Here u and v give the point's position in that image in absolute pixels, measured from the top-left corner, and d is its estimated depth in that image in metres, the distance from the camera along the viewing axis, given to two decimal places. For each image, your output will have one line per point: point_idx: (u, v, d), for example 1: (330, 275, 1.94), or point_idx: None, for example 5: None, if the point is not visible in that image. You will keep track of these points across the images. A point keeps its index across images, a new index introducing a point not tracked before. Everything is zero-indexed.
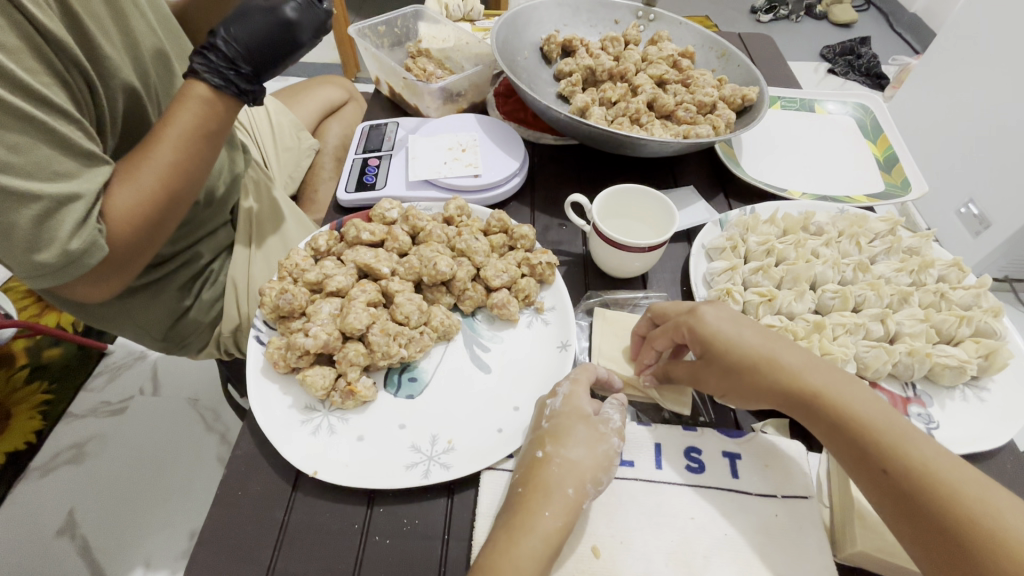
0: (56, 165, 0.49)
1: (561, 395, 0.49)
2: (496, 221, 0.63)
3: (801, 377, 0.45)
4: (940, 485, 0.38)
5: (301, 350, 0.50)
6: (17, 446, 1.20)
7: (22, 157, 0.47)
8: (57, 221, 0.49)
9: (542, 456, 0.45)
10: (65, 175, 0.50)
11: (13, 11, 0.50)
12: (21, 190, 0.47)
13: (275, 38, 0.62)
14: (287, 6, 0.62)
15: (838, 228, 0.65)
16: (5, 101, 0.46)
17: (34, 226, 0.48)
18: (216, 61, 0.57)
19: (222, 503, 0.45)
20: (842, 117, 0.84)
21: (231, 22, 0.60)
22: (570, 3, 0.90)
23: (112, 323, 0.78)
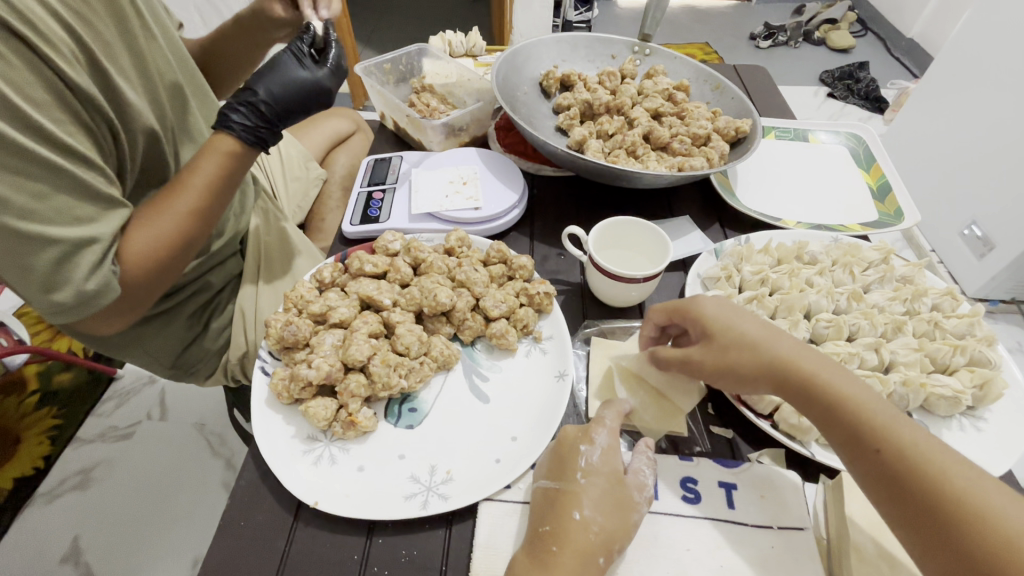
0: (74, 211, 0.53)
1: (602, 450, 0.47)
2: (496, 252, 0.65)
3: (799, 361, 0.46)
4: (928, 466, 0.38)
5: (303, 382, 0.51)
6: (25, 472, 1.22)
7: (45, 204, 0.50)
8: (72, 266, 0.52)
9: (579, 518, 0.43)
10: (83, 220, 0.53)
11: (43, 68, 0.53)
12: (44, 236, 0.50)
13: (305, 97, 0.68)
14: (319, 74, 0.70)
15: (831, 257, 0.66)
16: (35, 154, 0.49)
17: (52, 269, 0.51)
18: (254, 120, 0.64)
19: (226, 532, 0.46)
20: (834, 147, 0.86)
21: (267, 81, 0.66)
22: (568, 40, 0.94)
23: (120, 352, 0.79)
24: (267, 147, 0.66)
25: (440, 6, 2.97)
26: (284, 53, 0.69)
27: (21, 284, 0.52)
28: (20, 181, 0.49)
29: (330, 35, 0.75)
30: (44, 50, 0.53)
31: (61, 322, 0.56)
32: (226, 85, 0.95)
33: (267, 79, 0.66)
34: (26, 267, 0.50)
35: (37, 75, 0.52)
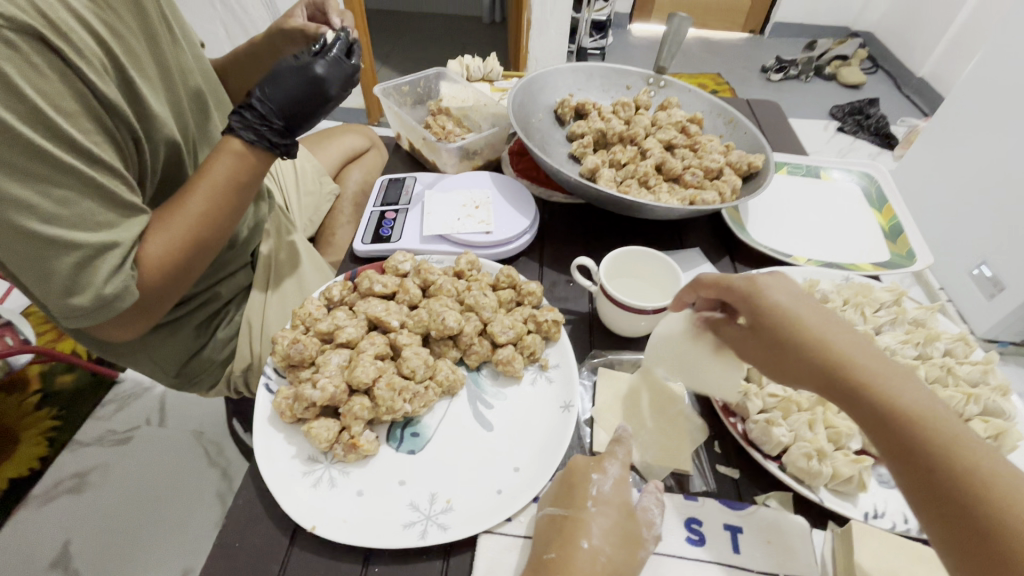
0: (97, 217, 0.57)
1: (610, 481, 0.47)
2: (505, 277, 0.65)
3: (856, 355, 0.42)
4: (991, 490, 0.33)
5: (307, 402, 0.51)
6: (21, 472, 1.25)
7: (68, 210, 0.54)
8: (94, 268, 0.57)
9: (587, 548, 0.42)
10: (104, 226, 0.58)
11: (75, 79, 0.55)
12: (69, 240, 0.54)
13: (305, 92, 0.69)
14: (316, 64, 0.70)
15: (843, 296, 0.66)
16: (62, 162, 0.53)
17: (74, 271, 0.55)
18: (252, 119, 0.67)
19: (221, 553, 0.46)
20: (846, 184, 0.86)
21: (266, 82, 0.68)
22: (584, 69, 0.95)
23: (125, 358, 0.79)
24: (278, 144, 0.69)
25: (458, 29, 3.06)
26: (287, 58, 0.72)
27: (43, 287, 0.56)
28: (48, 188, 0.52)
29: (340, 36, 0.75)
30: (76, 62, 0.55)
31: (76, 325, 0.61)
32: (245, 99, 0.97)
33: (266, 80, 0.69)
34: (51, 270, 0.54)
35: (69, 86, 0.54)
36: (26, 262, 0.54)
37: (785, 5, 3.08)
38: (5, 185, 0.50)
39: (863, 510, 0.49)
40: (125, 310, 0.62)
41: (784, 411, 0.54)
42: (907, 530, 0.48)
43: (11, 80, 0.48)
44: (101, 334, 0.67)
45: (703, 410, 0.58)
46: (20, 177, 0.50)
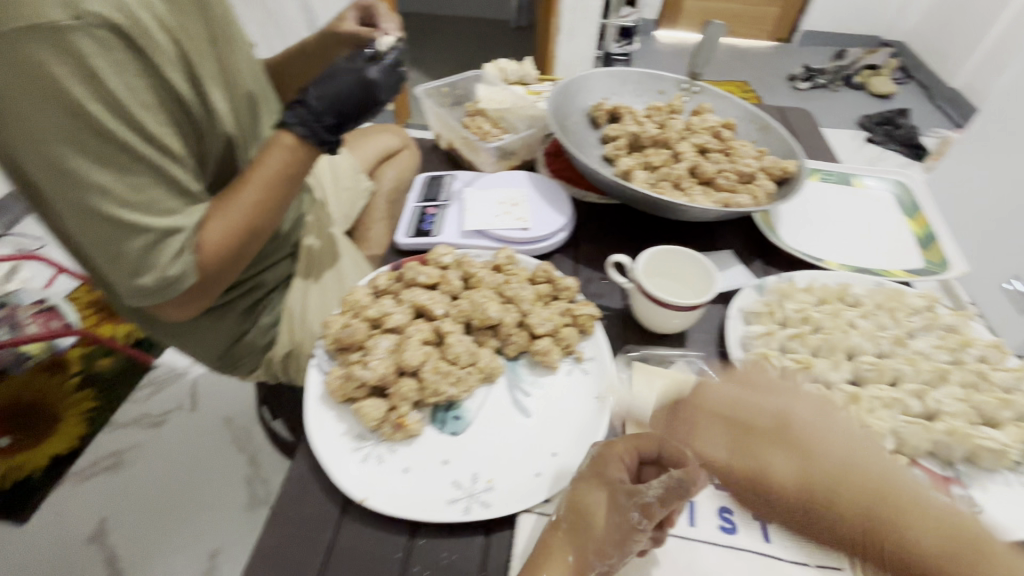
0: (165, 203, 0.61)
1: (598, 462, 0.48)
2: (542, 272, 0.68)
3: (808, 436, 0.49)
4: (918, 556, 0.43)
5: (359, 381, 0.54)
6: (61, 450, 1.35)
7: (139, 195, 0.58)
8: (161, 251, 0.61)
9: (553, 522, 0.47)
10: (169, 212, 0.61)
11: (156, 76, 0.59)
12: (140, 224, 0.58)
13: (357, 93, 0.70)
14: (371, 68, 0.71)
15: (876, 300, 0.67)
16: (138, 151, 0.56)
17: (143, 253, 0.60)
18: (304, 115, 0.69)
19: (277, 520, 0.49)
20: (879, 192, 0.87)
21: (321, 81, 0.70)
22: (619, 74, 0.97)
23: (175, 339, 0.85)
24: (326, 143, 0.71)
25: (486, 32, 3.11)
26: (344, 59, 0.73)
27: (113, 267, 0.60)
28: (126, 175, 0.57)
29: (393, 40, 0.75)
30: (159, 62, 0.59)
31: (139, 304, 0.65)
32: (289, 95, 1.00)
33: (322, 79, 0.71)
34: (122, 251, 0.59)
35: (150, 83, 0.58)
36: (99, 243, 0.58)
37: (815, 13, 3.06)
38: (88, 171, 0.54)
39: None
40: (185, 292, 0.66)
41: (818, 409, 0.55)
42: None
43: (100, 75, 0.52)
44: (158, 314, 0.71)
45: None
46: (103, 164, 0.55)
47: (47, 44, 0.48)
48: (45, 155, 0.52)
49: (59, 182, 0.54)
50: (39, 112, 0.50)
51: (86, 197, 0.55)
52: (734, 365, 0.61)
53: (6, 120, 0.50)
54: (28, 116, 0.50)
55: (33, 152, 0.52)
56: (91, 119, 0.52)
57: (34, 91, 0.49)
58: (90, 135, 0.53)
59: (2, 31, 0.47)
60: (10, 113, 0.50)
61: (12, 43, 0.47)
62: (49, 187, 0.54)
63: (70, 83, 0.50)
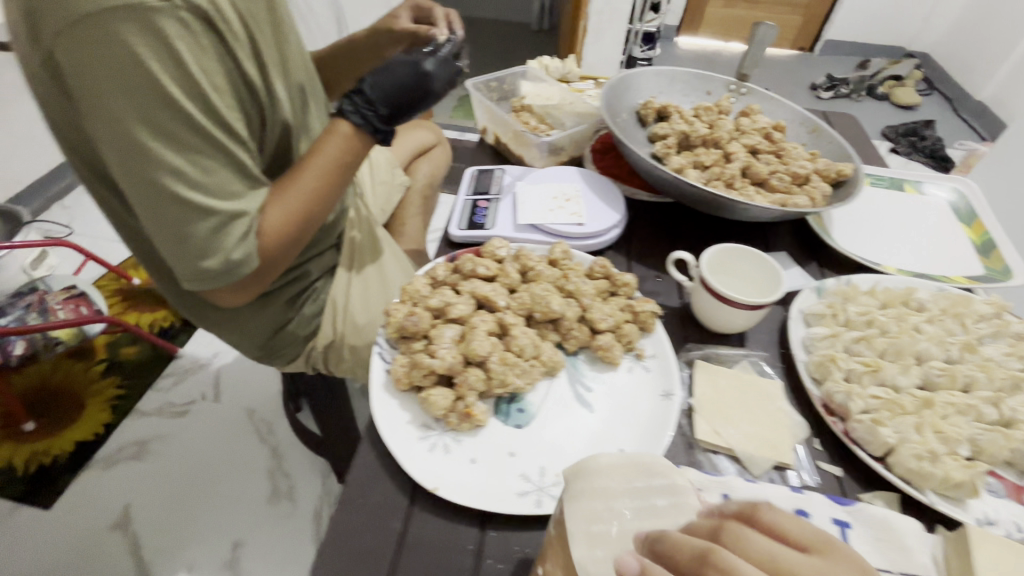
0: (231, 187, 0.61)
1: (597, 532, 0.34)
2: (600, 267, 0.67)
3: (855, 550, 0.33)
4: None
5: (426, 369, 0.54)
6: (87, 436, 1.36)
7: (208, 177, 0.58)
8: (226, 235, 0.61)
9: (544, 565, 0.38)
10: (235, 196, 0.62)
11: (229, 60, 0.59)
12: (208, 207, 0.59)
13: (412, 84, 0.70)
14: (427, 60, 0.71)
15: (941, 306, 0.65)
16: (208, 132, 0.57)
17: (209, 236, 0.60)
18: (359, 103, 0.69)
19: (345, 507, 0.48)
20: (934, 197, 0.85)
21: (379, 71, 0.71)
22: (667, 74, 0.97)
23: (220, 327, 0.85)
24: (377, 132, 0.70)
25: (507, 34, 3.12)
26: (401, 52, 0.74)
27: (178, 250, 0.60)
28: (197, 157, 0.57)
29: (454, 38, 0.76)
30: (233, 46, 0.59)
31: (198, 289, 0.65)
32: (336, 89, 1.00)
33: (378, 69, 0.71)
34: (188, 233, 0.59)
35: (223, 66, 0.59)
36: (165, 223, 0.58)
37: (839, 23, 3.05)
38: (162, 152, 0.54)
39: (975, 516, 0.49)
40: (244, 277, 0.66)
41: (889, 412, 0.54)
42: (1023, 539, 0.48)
43: (181, 55, 0.53)
44: (213, 298, 0.71)
45: (801, 409, 0.59)
46: (174, 145, 0.55)
47: (133, 24, 0.49)
48: (123, 135, 0.52)
49: (134, 161, 0.54)
50: (121, 91, 0.51)
51: (159, 177, 0.55)
52: (798, 367, 0.60)
53: (89, 99, 0.51)
54: (110, 95, 0.51)
55: (110, 130, 0.52)
56: (170, 99, 0.53)
57: (119, 70, 0.50)
58: (166, 116, 0.53)
59: (93, 10, 0.48)
60: (94, 92, 0.50)
61: (101, 22, 0.48)
62: (122, 167, 0.55)
63: (153, 62, 0.51)
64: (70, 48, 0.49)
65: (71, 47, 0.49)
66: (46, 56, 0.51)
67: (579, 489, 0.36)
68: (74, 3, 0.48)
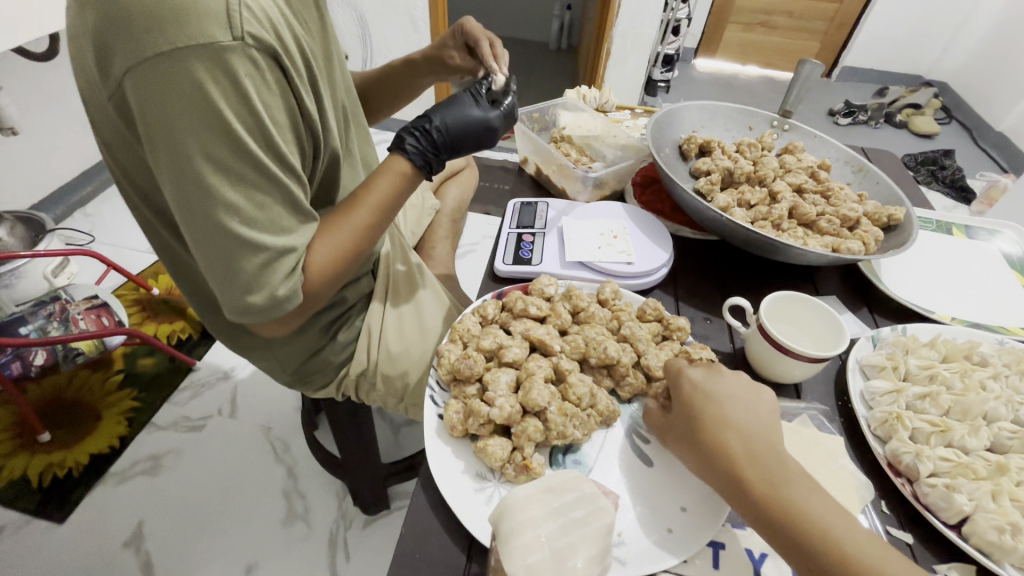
0: (283, 222, 0.61)
1: (533, 562, 0.38)
2: (652, 309, 0.65)
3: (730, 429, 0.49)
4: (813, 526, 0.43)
5: (484, 419, 0.52)
6: (102, 449, 1.34)
7: (262, 214, 0.59)
8: (274, 270, 0.61)
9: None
10: (286, 231, 0.62)
11: (291, 96, 0.59)
12: (260, 243, 0.59)
13: (475, 133, 0.80)
14: (495, 116, 0.82)
15: (1005, 361, 0.63)
16: (268, 169, 0.57)
17: (258, 272, 0.60)
18: (425, 146, 0.76)
19: (400, 563, 0.46)
20: (983, 243, 0.84)
21: (448, 115, 0.78)
22: (709, 108, 0.96)
23: (252, 353, 0.84)
24: (431, 173, 0.78)
25: (526, 53, 3.15)
26: (467, 96, 0.82)
27: (225, 285, 0.60)
28: (253, 193, 0.57)
29: (511, 88, 0.86)
30: (296, 82, 0.59)
31: (242, 322, 0.65)
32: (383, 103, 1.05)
33: (447, 113, 0.79)
34: (238, 268, 0.59)
35: (285, 101, 0.59)
36: (216, 258, 0.58)
37: (856, 50, 3.05)
38: (221, 188, 0.55)
39: None
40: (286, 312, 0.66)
41: (961, 477, 0.52)
42: None
43: (247, 93, 0.53)
44: (254, 328, 0.71)
45: (864, 468, 0.57)
46: (234, 181, 0.55)
47: (205, 62, 0.50)
48: (188, 171, 0.53)
49: (193, 196, 0.54)
50: (187, 127, 0.51)
51: (216, 212, 0.55)
52: (861, 423, 0.58)
53: (159, 135, 0.51)
54: (177, 130, 0.51)
55: (175, 165, 0.53)
56: (233, 136, 0.53)
57: (187, 106, 0.50)
58: (229, 154, 0.53)
59: (167, 48, 0.48)
60: (164, 129, 0.51)
61: (174, 61, 0.49)
62: (182, 201, 0.55)
63: (220, 99, 0.51)
64: (140, 84, 0.49)
65: (143, 84, 0.49)
66: (117, 92, 0.52)
67: (508, 530, 0.39)
68: (149, 42, 0.48)
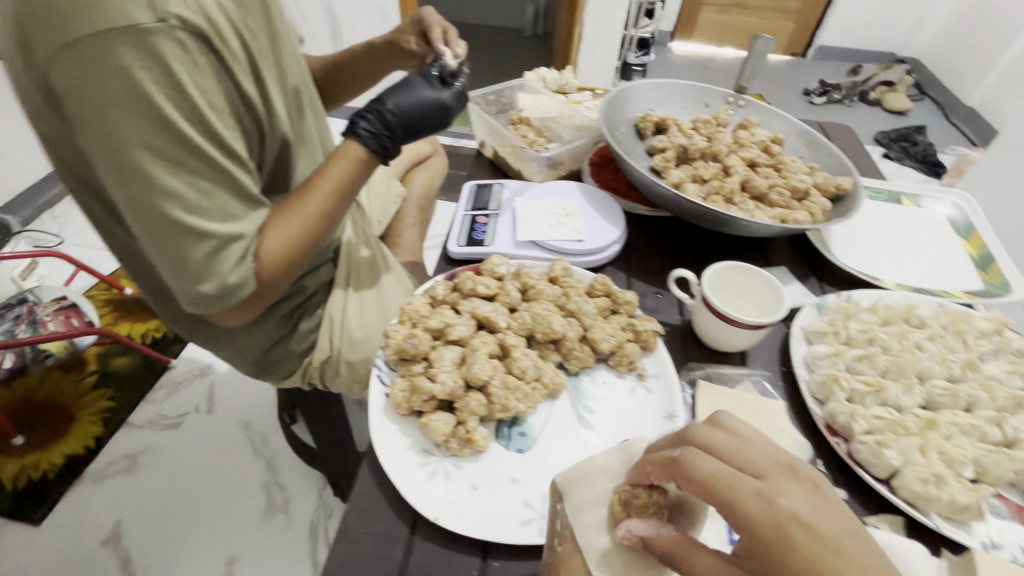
0: (229, 209, 0.61)
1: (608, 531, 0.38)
2: (601, 285, 0.67)
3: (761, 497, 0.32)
4: None
5: (427, 395, 0.53)
6: (78, 450, 1.33)
7: (208, 202, 0.58)
8: (222, 258, 0.61)
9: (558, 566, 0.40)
10: (233, 218, 0.62)
11: (228, 81, 0.59)
12: (206, 230, 0.58)
13: (430, 114, 0.78)
14: (447, 95, 0.79)
15: (941, 322, 0.65)
16: (210, 157, 0.57)
17: (206, 260, 0.60)
18: (378, 129, 0.74)
19: (345, 537, 0.47)
20: (932, 211, 0.85)
21: (399, 97, 0.76)
22: (665, 86, 0.97)
23: (213, 343, 0.84)
24: (388, 156, 0.76)
25: (502, 40, 3.12)
26: (418, 77, 0.80)
27: (175, 274, 0.60)
28: (195, 180, 0.57)
29: (461, 69, 0.84)
30: (232, 65, 0.59)
31: (196, 312, 0.65)
32: (346, 86, 1.04)
33: (398, 95, 0.77)
34: (186, 257, 0.59)
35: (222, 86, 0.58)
36: (164, 247, 0.58)
37: (830, 30, 3.07)
38: (161, 176, 0.54)
39: (980, 540, 0.49)
40: (240, 300, 0.66)
41: (892, 433, 0.54)
42: None
43: (178, 77, 0.52)
44: (210, 318, 0.71)
45: (803, 429, 0.58)
46: (174, 168, 0.55)
47: (129, 46, 0.49)
48: (124, 159, 0.52)
49: (132, 185, 0.54)
50: (119, 114, 0.50)
51: (157, 201, 0.55)
52: (801, 386, 0.60)
53: (90, 122, 0.51)
54: (109, 118, 0.50)
55: (110, 154, 0.52)
56: (167, 122, 0.52)
57: (114, 92, 0.49)
58: (165, 140, 0.53)
59: (89, 33, 0.48)
60: (95, 115, 0.50)
61: (98, 45, 0.48)
62: (123, 190, 0.55)
63: (149, 84, 0.50)
64: (67, 70, 0.49)
65: (68, 70, 0.49)
66: (43, 78, 0.51)
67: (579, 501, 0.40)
68: (73, 25, 0.48)
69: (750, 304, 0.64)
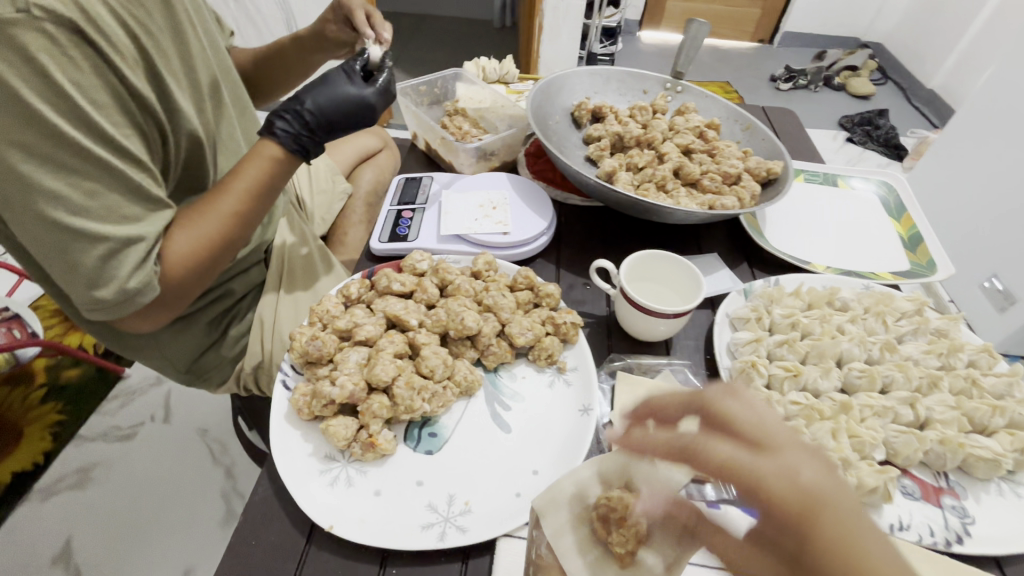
0: (123, 210, 0.57)
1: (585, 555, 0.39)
2: (523, 278, 0.65)
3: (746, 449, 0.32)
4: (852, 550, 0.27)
5: (326, 399, 0.50)
6: (25, 466, 1.28)
7: (96, 202, 0.54)
8: (119, 261, 0.57)
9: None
10: (130, 219, 0.58)
11: (110, 74, 0.56)
12: (96, 233, 0.54)
13: (352, 112, 0.75)
14: (370, 91, 0.77)
15: (863, 304, 0.65)
16: (95, 155, 0.53)
17: (99, 264, 0.55)
18: (296, 129, 0.71)
19: (238, 551, 0.45)
20: (864, 193, 0.85)
21: (319, 94, 0.73)
22: (601, 73, 0.95)
23: (139, 352, 0.81)
24: (310, 157, 0.74)
25: (470, 32, 3.06)
26: (339, 71, 0.77)
27: (68, 280, 0.56)
28: (78, 180, 0.53)
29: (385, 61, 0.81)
30: (113, 58, 0.55)
31: (99, 319, 0.61)
32: (278, 80, 1.00)
33: (317, 91, 0.73)
34: (76, 262, 0.54)
35: (104, 81, 0.55)
36: (52, 252, 0.54)
37: (794, 15, 3.08)
38: (37, 176, 0.50)
39: (888, 522, 0.48)
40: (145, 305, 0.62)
41: (807, 419, 0.54)
42: (935, 543, 0.47)
43: (46, 70, 0.49)
44: (121, 325, 0.67)
45: None
46: (51, 168, 0.51)
47: None
48: None
49: (6, 187, 0.50)
50: None
51: (34, 203, 0.51)
52: (721, 374, 0.59)
53: None
54: None
55: None
56: (36, 119, 0.49)
57: None
58: (37, 137, 0.49)
59: None
60: None
61: None
62: None
63: (11, 79, 0.47)
64: None
65: None
66: None
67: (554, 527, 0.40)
68: None
69: (670, 292, 0.64)
